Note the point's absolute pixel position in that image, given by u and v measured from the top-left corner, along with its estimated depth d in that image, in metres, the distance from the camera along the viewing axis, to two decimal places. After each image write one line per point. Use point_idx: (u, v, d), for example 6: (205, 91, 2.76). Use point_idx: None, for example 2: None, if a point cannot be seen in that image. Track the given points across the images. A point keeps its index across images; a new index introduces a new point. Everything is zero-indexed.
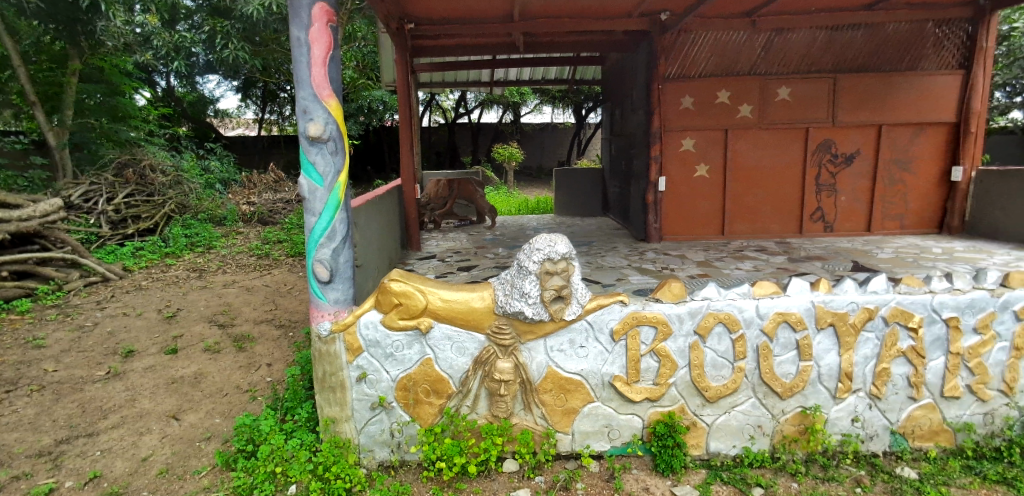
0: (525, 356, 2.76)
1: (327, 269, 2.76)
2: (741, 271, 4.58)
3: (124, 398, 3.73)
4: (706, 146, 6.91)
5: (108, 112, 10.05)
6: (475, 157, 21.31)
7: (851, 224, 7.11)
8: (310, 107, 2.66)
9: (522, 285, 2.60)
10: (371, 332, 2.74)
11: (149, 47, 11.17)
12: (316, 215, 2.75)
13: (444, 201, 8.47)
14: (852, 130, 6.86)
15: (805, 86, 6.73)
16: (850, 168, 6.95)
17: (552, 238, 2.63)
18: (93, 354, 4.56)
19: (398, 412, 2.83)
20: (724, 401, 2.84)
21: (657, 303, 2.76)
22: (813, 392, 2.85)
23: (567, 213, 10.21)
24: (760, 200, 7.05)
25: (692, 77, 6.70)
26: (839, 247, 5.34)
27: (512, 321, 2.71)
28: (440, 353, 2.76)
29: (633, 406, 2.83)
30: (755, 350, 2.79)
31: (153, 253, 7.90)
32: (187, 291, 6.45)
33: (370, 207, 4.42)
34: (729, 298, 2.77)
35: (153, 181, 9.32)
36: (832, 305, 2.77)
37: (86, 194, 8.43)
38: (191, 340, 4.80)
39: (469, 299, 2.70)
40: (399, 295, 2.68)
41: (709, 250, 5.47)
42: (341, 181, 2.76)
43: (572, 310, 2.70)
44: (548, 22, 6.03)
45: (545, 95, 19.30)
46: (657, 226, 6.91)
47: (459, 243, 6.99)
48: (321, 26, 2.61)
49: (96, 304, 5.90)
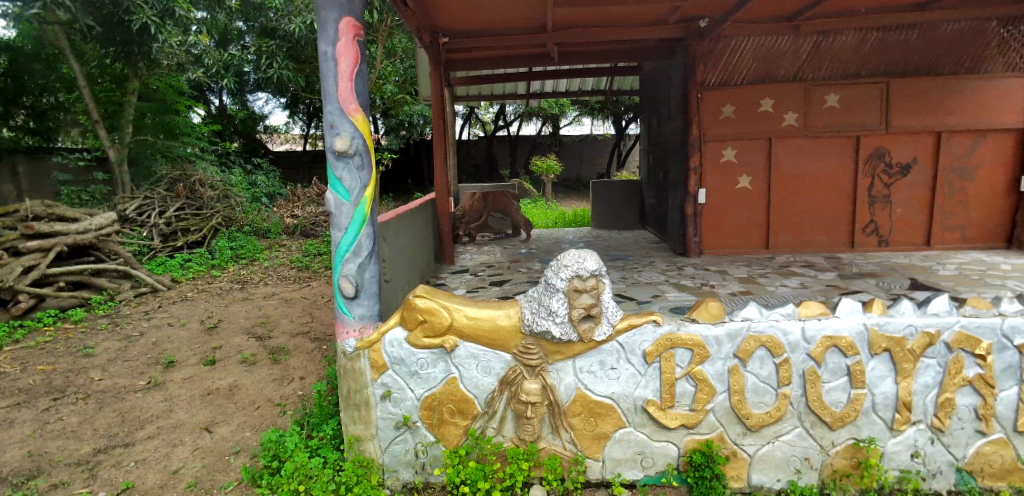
0: (552, 377, 2.65)
1: (353, 284, 2.73)
2: (786, 288, 4.33)
3: (162, 408, 3.82)
4: (749, 157, 6.66)
5: (163, 129, 10.62)
6: (514, 170, 21.36)
7: (908, 238, 6.68)
8: (336, 122, 2.65)
9: (549, 304, 2.51)
10: (396, 350, 2.69)
11: (200, 65, 11.92)
12: (342, 230, 2.73)
13: (479, 214, 8.47)
14: (908, 137, 6.48)
15: (855, 92, 6.40)
16: (907, 178, 6.55)
17: (581, 254, 2.53)
18: (136, 363, 4.71)
19: (423, 431, 2.76)
20: (767, 430, 2.64)
21: (693, 324, 2.60)
22: (867, 423, 2.62)
23: (604, 226, 10.03)
24: (807, 212, 6.72)
25: (733, 84, 6.49)
26: (894, 262, 5.00)
27: (539, 340, 2.61)
28: (465, 372, 2.69)
29: (668, 433, 2.67)
30: (801, 376, 2.59)
31: (199, 264, 8.18)
32: (229, 302, 6.62)
33: (401, 220, 4.39)
34: (771, 319, 2.59)
35: (202, 195, 9.67)
36: (887, 329, 2.55)
37: (140, 207, 8.83)
38: (229, 352, 4.90)
39: (494, 317, 2.62)
40: (424, 312, 2.63)
41: (752, 265, 5.22)
42: (367, 195, 2.74)
43: (602, 331, 2.58)
44: (581, 32, 5.96)
45: (583, 106, 19.18)
46: (697, 239, 6.67)
47: (493, 257, 6.94)
48: (347, 40, 2.60)
49: (144, 315, 6.12)
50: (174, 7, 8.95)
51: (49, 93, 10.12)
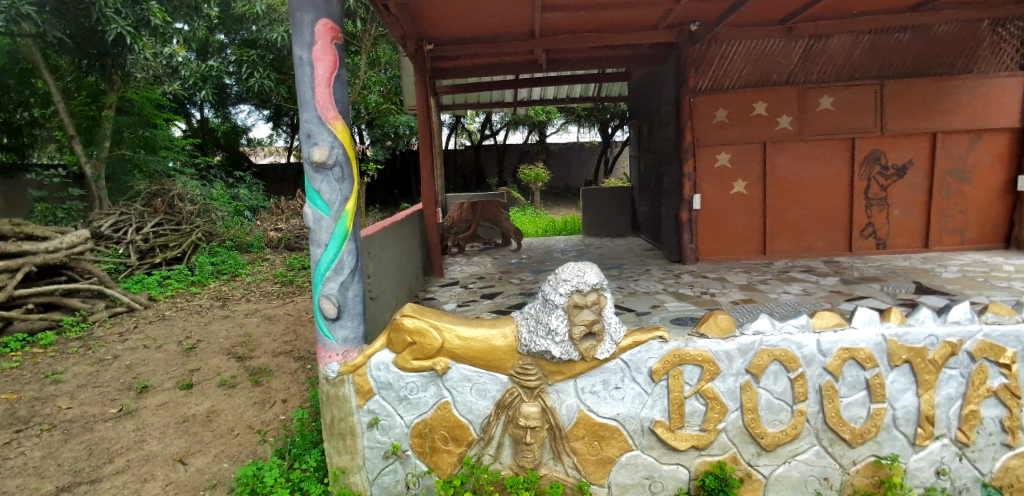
0: (553, 399, 2.46)
1: (334, 304, 2.53)
2: (789, 295, 4.19)
3: (133, 439, 3.56)
4: (743, 161, 6.56)
5: (142, 143, 10.40)
6: (501, 178, 21.25)
7: (906, 240, 6.61)
8: (314, 130, 2.46)
9: (548, 321, 2.33)
10: (383, 374, 2.50)
11: (178, 77, 11.50)
12: (323, 246, 2.53)
13: (468, 224, 8.30)
14: (904, 138, 6.42)
15: (848, 95, 6.34)
16: (903, 179, 6.48)
17: (580, 267, 2.36)
18: (108, 389, 4.44)
19: (414, 461, 2.56)
20: (783, 449, 2.47)
21: (702, 339, 2.43)
22: (888, 439, 2.46)
23: (596, 234, 9.88)
24: (804, 216, 6.63)
25: (725, 89, 6.39)
26: (896, 265, 4.90)
27: (538, 359, 2.42)
28: (459, 396, 2.49)
29: (678, 455, 2.49)
30: (818, 390, 2.43)
31: (179, 281, 7.89)
32: (209, 321, 6.35)
33: (387, 234, 4.17)
34: (784, 332, 2.43)
35: (181, 210, 9.33)
36: (906, 339, 2.41)
37: (116, 223, 8.51)
38: (207, 374, 4.65)
39: (489, 337, 2.43)
40: (413, 333, 2.43)
41: (751, 271, 5.09)
42: (348, 208, 2.54)
43: (605, 349, 2.41)
44: (572, 37, 5.82)
45: (570, 113, 19.13)
46: (693, 246, 6.53)
47: (484, 268, 6.76)
48: (325, 43, 2.42)
49: (119, 336, 5.83)
50: (149, 16, 8.69)
51: (24, 109, 9.78)
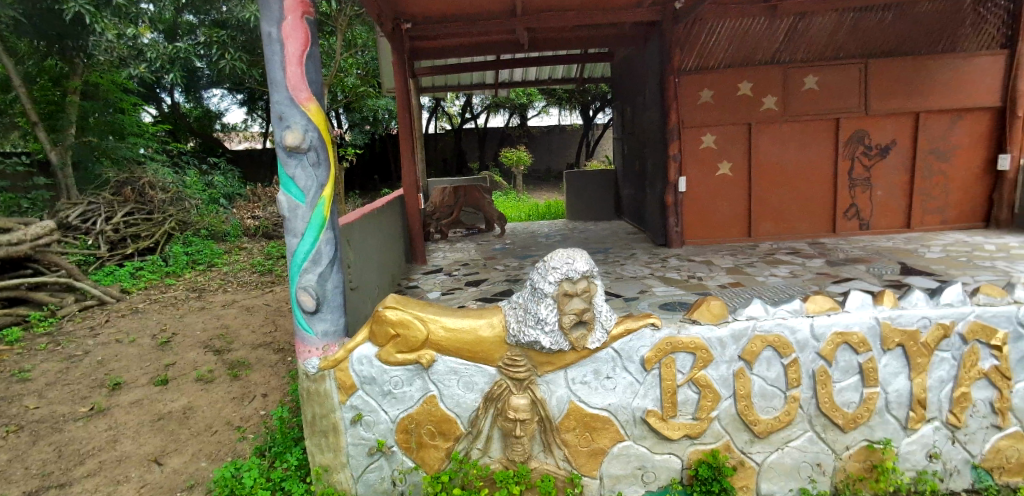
0: (543, 390, 2.38)
1: (313, 297, 2.40)
2: (777, 278, 4.16)
3: (106, 439, 3.41)
4: (728, 142, 6.52)
5: (109, 129, 9.87)
6: (483, 162, 21.04)
7: (888, 221, 6.66)
8: (285, 113, 2.31)
9: (537, 311, 2.24)
10: (366, 368, 2.39)
11: (143, 59, 11.15)
12: (298, 236, 2.39)
13: (450, 210, 8.19)
14: (886, 119, 6.43)
15: (832, 74, 6.32)
16: (886, 159, 6.50)
17: (570, 254, 2.27)
18: (78, 387, 4.26)
19: (399, 457, 2.48)
20: (776, 436, 2.44)
21: (695, 326, 2.37)
22: (880, 423, 2.45)
23: (580, 218, 9.82)
24: (789, 198, 6.63)
25: (710, 69, 6.32)
26: (880, 246, 4.92)
27: (527, 350, 2.34)
28: (445, 389, 2.41)
29: (670, 444, 2.44)
30: (811, 376, 2.40)
31: (152, 272, 7.64)
32: (185, 313, 6.16)
33: (367, 221, 4.03)
34: (777, 317, 2.38)
35: (152, 198, 8.99)
36: (899, 322, 2.37)
37: (84, 214, 8.18)
38: (183, 369, 4.49)
39: (476, 328, 2.34)
40: (396, 325, 2.33)
41: (737, 254, 5.06)
42: (325, 195, 2.40)
43: (596, 338, 2.34)
44: (554, 16, 5.68)
45: (551, 96, 18.96)
46: (678, 230, 6.49)
47: (467, 254, 6.65)
48: (295, 19, 2.26)
49: (90, 331, 5.63)
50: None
51: None
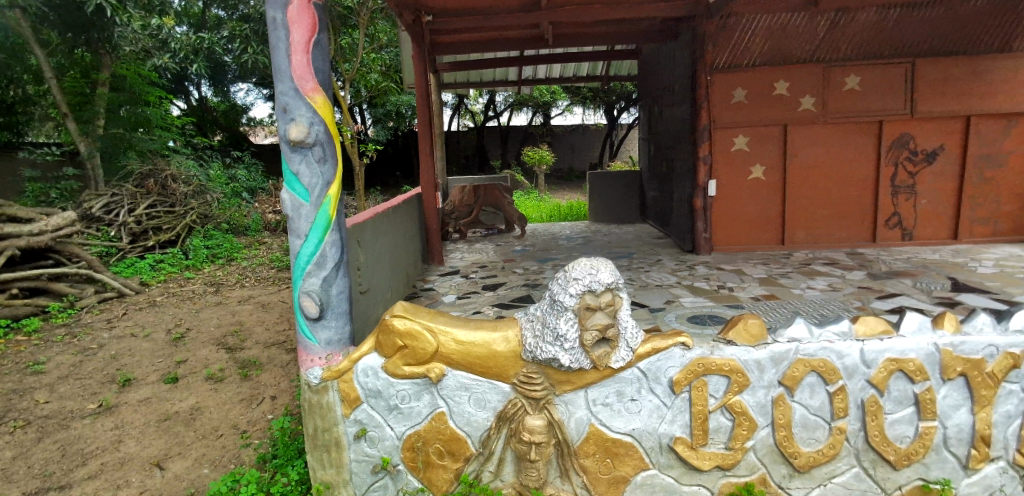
0: (561, 411, 2.19)
1: (316, 302, 2.25)
2: (814, 291, 3.89)
3: (110, 439, 3.32)
4: (762, 145, 6.23)
5: (132, 122, 9.89)
6: (505, 161, 20.86)
7: (933, 231, 6.28)
8: (290, 105, 2.16)
9: (556, 325, 2.06)
10: (371, 381, 2.24)
11: (167, 51, 11.27)
12: (302, 237, 2.24)
13: (470, 209, 8.03)
14: (935, 121, 6.06)
15: (876, 74, 6.00)
16: (932, 166, 6.14)
17: (593, 264, 2.08)
18: (89, 382, 4.21)
19: (405, 477, 2.31)
20: (818, 471, 2.21)
21: (730, 347, 2.16)
22: (937, 461, 2.20)
23: (602, 220, 9.58)
24: (825, 205, 6.31)
25: (744, 67, 6.08)
26: (925, 258, 4.61)
27: (545, 367, 2.16)
28: (456, 406, 2.23)
29: (700, 475, 2.23)
30: (859, 406, 2.16)
31: (173, 265, 7.66)
32: (201, 307, 6.12)
33: (380, 220, 3.89)
34: (823, 340, 2.15)
35: (175, 191, 8.99)
36: (962, 350, 2.13)
37: (107, 205, 8.22)
38: (194, 367, 4.41)
39: (490, 341, 2.16)
40: (404, 336, 2.17)
41: (770, 263, 4.80)
42: (331, 194, 2.24)
43: (620, 357, 2.14)
44: (579, 10, 5.48)
45: (575, 95, 18.69)
46: (706, 235, 6.22)
47: (486, 256, 6.48)
48: (302, 3, 2.10)
49: (106, 323, 5.61)
50: None
51: (17, 86, 9.50)
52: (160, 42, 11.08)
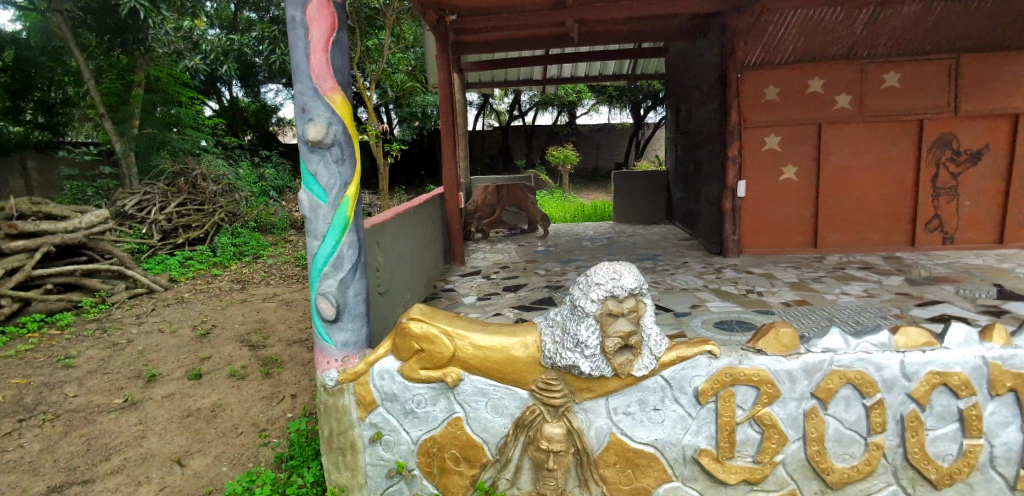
0: (580, 419, 2.12)
1: (333, 304, 2.22)
2: (849, 297, 3.72)
3: (134, 435, 3.37)
4: (794, 145, 6.04)
5: (164, 122, 10.10)
6: (530, 160, 20.78)
7: (977, 235, 5.99)
8: (309, 105, 2.13)
9: (577, 332, 1.99)
10: (387, 384, 2.20)
11: (199, 52, 11.50)
12: (320, 238, 2.21)
13: (492, 209, 7.99)
14: (981, 120, 5.78)
15: (918, 70, 5.75)
16: (977, 167, 5.86)
17: (616, 268, 2.00)
18: (117, 377, 4.30)
19: (420, 482, 2.27)
20: (852, 488, 2.09)
21: (760, 356, 2.06)
22: (982, 481, 2.06)
23: (627, 221, 9.43)
24: (861, 207, 6.08)
25: (777, 64, 5.88)
26: (968, 264, 4.38)
27: (564, 374, 2.09)
28: (472, 411, 2.18)
29: (725, 488, 2.13)
30: (898, 421, 2.03)
31: (201, 262, 7.80)
32: (227, 304, 6.21)
33: (401, 220, 3.87)
34: (860, 351, 2.03)
35: (204, 190, 9.08)
36: (1012, 364, 1.98)
37: (140, 203, 8.39)
38: (217, 364, 4.46)
39: (508, 346, 2.11)
40: (421, 339, 2.13)
41: (801, 267, 4.63)
42: (349, 195, 2.21)
43: (643, 365, 2.06)
44: (605, 7, 5.38)
45: (601, 94, 18.49)
46: (735, 238, 6.05)
47: (508, 256, 6.42)
48: (320, 2, 2.07)
49: (136, 319, 5.74)
50: None
51: (58, 88, 9.85)
52: (191, 44, 11.31)
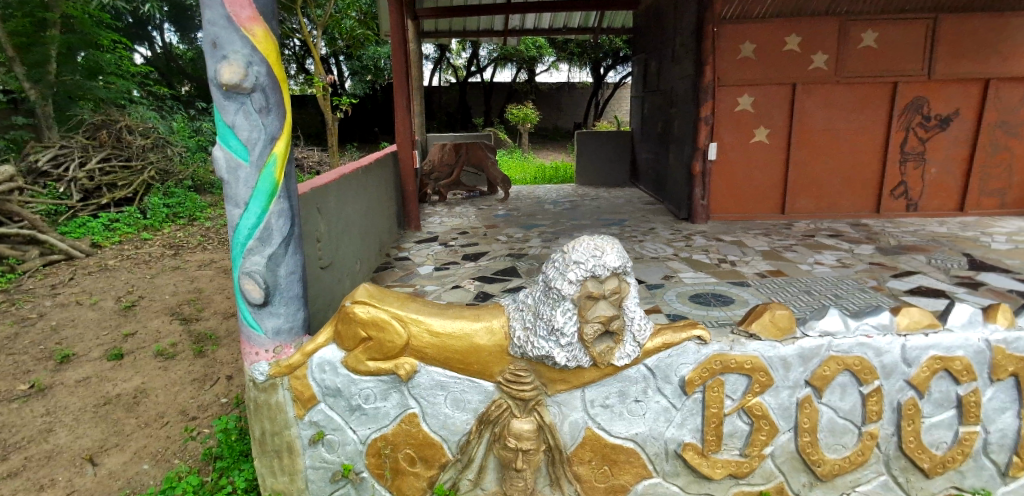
0: (552, 414, 1.87)
1: (260, 286, 1.84)
2: (824, 267, 3.63)
3: (39, 429, 2.94)
4: (767, 105, 5.87)
5: (81, 68, 8.97)
6: (488, 119, 20.17)
7: (940, 202, 6.05)
8: (221, 38, 1.69)
9: (552, 317, 1.71)
10: (329, 378, 1.88)
11: None
12: (241, 207, 1.81)
13: (451, 170, 7.59)
14: (952, 84, 5.74)
15: (895, 30, 5.62)
16: (945, 132, 5.86)
17: (597, 243, 1.71)
18: (23, 358, 3.78)
19: (370, 485, 1.99)
20: (842, 479, 1.94)
21: (754, 342, 1.84)
22: (974, 468, 1.94)
23: (590, 184, 9.21)
24: (829, 173, 6.04)
25: (754, 19, 5.63)
26: (933, 232, 4.39)
27: (536, 364, 1.82)
28: (430, 407, 1.90)
29: (708, 484, 1.94)
30: (895, 409, 1.88)
31: (128, 226, 7.10)
32: (157, 273, 5.64)
33: (347, 183, 3.45)
34: (860, 335, 1.84)
35: (130, 144, 8.18)
36: (1015, 347, 1.84)
37: (56, 158, 7.50)
38: (142, 341, 3.99)
39: (470, 333, 1.81)
40: (367, 326, 1.80)
41: (771, 235, 4.52)
42: (277, 153, 1.79)
43: (624, 353, 1.81)
44: None
45: (563, 51, 17.92)
46: (704, 203, 5.89)
47: (466, 221, 6.08)
48: None
49: (50, 290, 5.12)
50: None
51: None
52: None
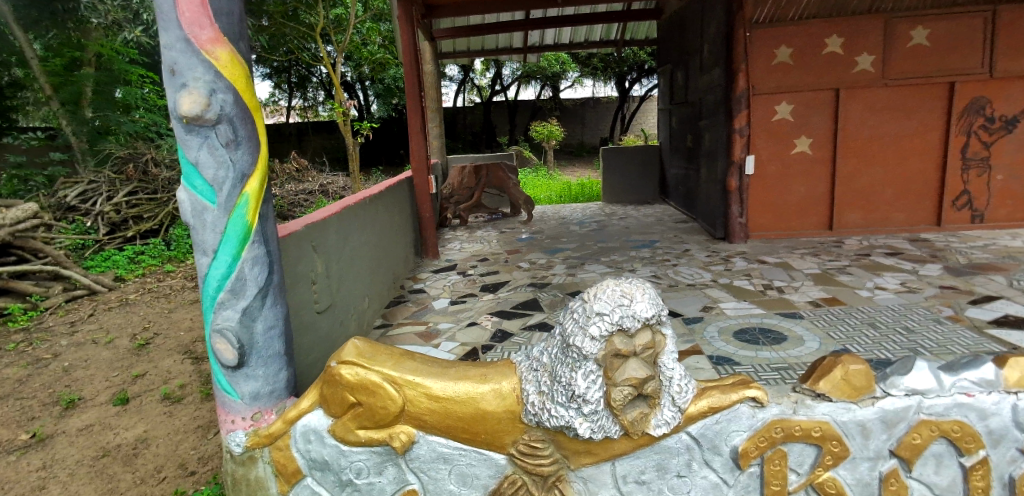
0: (577, 491, 1.56)
1: (233, 345, 1.61)
2: (886, 293, 3.28)
3: (32, 486, 2.75)
4: (808, 114, 5.48)
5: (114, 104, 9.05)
6: (513, 137, 20.07)
7: (1009, 212, 5.52)
8: (179, 63, 1.48)
9: (572, 381, 1.41)
10: (315, 449, 1.60)
11: (139, 23, 10.27)
12: (210, 255, 1.58)
13: (471, 192, 7.38)
14: (1016, 82, 5.26)
15: (949, 25, 5.19)
16: (1010, 135, 5.37)
17: (625, 288, 1.41)
18: (30, 404, 3.66)
19: None
20: None
21: (824, 405, 1.50)
22: None
23: (618, 201, 8.86)
24: (880, 183, 5.59)
25: (789, 21, 5.28)
26: (1007, 247, 3.97)
27: (555, 434, 1.52)
28: (431, 483, 1.60)
29: None
30: (1007, 485, 1.51)
31: (153, 257, 7.13)
32: (175, 307, 5.54)
33: (350, 214, 3.23)
34: (957, 394, 1.48)
35: (156, 177, 8.09)
36: None
37: (84, 193, 7.57)
38: (150, 384, 3.83)
39: (476, 396, 1.52)
40: (355, 390, 1.52)
41: (820, 255, 4.16)
42: (248, 192, 1.57)
43: (662, 420, 1.49)
44: None
45: (586, 65, 17.73)
46: (742, 221, 5.50)
47: (488, 246, 5.85)
48: None
49: (69, 328, 5.05)
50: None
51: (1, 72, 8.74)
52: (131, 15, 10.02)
